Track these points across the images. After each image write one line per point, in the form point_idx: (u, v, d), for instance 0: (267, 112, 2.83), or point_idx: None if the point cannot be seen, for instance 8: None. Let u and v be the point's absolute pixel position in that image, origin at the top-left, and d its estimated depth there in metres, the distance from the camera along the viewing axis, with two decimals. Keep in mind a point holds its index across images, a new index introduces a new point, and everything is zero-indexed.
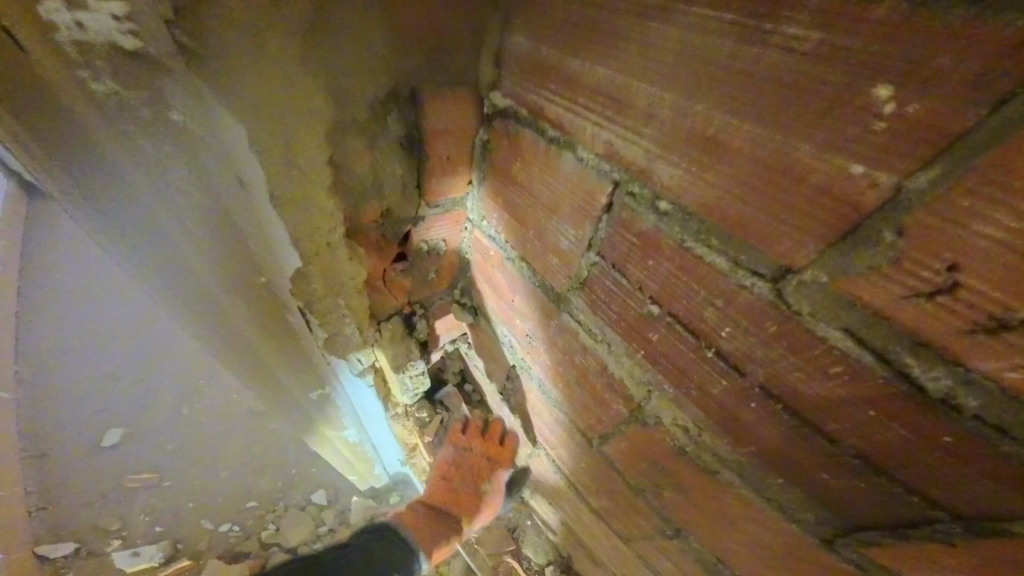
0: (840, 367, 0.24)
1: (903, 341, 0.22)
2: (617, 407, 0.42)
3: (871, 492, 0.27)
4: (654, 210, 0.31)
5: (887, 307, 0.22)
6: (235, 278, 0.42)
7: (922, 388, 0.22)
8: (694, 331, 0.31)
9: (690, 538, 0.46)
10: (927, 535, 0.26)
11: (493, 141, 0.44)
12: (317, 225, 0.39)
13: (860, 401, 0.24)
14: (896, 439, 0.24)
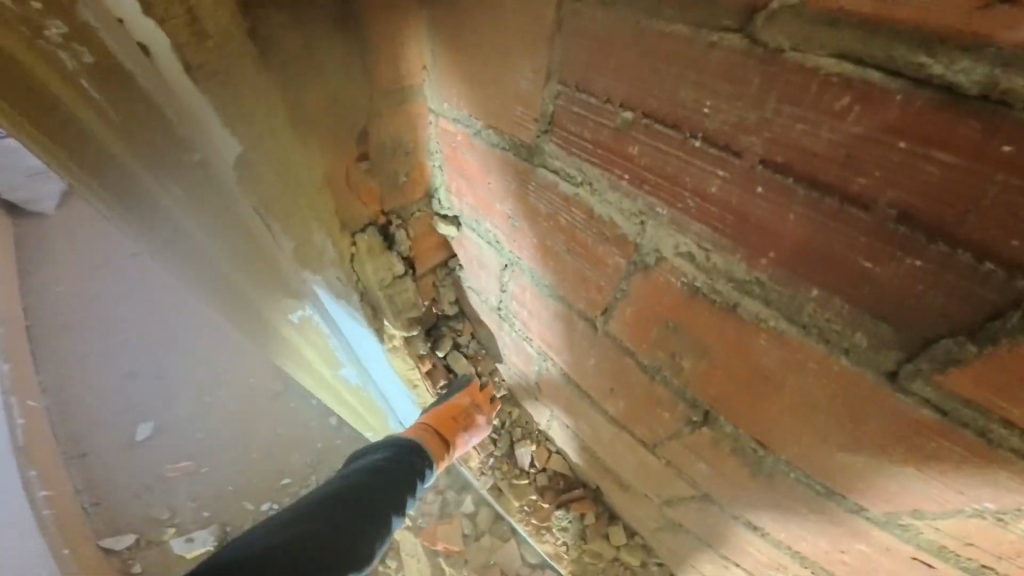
0: (848, 96, 0.20)
1: (909, 44, 0.18)
2: (615, 260, 0.37)
3: (934, 273, 0.21)
4: (602, 2, 0.27)
5: (876, 11, 0.18)
6: (138, 192, 0.39)
7: (951, 88, 0.18)
8: (674, 123, 0.26)
9: (721, 420, 0.40)
10: (1018, 329, 0.20)
11: (436, 12, 0.40)
12: (251, 107, 0.38)
13: (885, 133, 0.20)
14: (937, 180, 0.19)
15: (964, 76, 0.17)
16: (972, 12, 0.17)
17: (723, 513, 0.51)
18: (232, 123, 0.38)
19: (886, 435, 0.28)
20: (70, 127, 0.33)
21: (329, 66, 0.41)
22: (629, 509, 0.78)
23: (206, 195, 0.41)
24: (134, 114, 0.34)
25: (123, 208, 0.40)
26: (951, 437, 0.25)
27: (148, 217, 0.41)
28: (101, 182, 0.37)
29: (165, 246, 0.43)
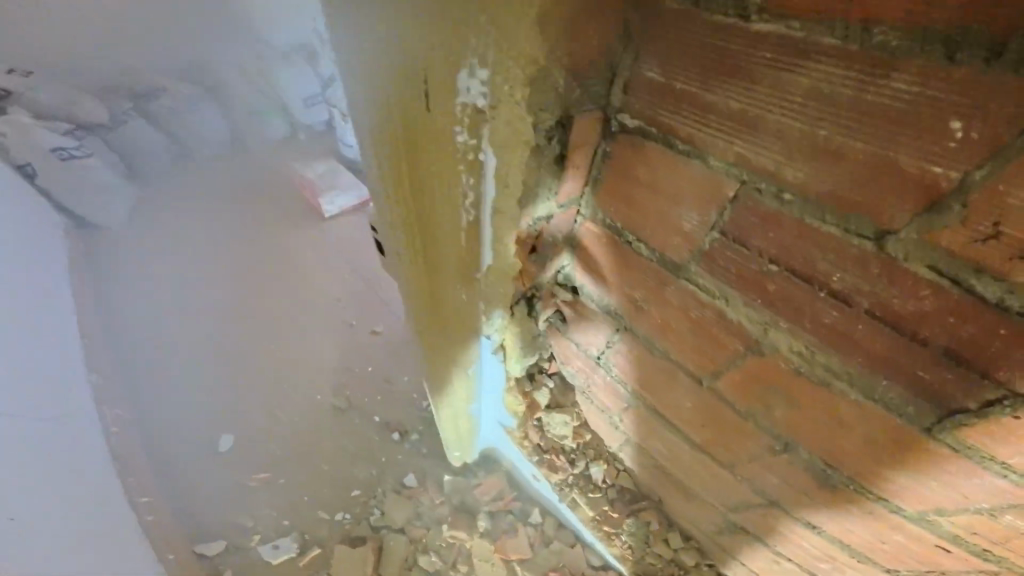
0: (926, 291, 0.38)
1: (969, 267, 0.36)
2: (733, 345, 0.56)
3: (957, 382, 0.40)
4: (778, 198, 0.43)
5: (955, 248, 0.35)
6: (430, 240, 0.67)
7: (983, 297, 0.36)
8: (808, 278, 0.44)
9: (800, 448, 0.58)
10: (1000, 410, 0.39)
11: (615, 151, 0.55)
12: (510, 192, 0.60)
13: (943, 312, 0.38)
14: (969, 335, 0.38)
15: (989, 293, 0.35)
16: (1005, 259, 0.34)
17: (788, 516, 0.68)
18: (498, 196, 0.61)
19: (919, 460, 0.47)
20: (425, 196, 0.62)
21: (540, 181, 0.59)
22: (685, 512, 0.92)
23: (457, 257, 0.69)
24: (450, 207, 0.63)
25: (415, 244, 0.68)
26: (961, 465, 0.44)
27: (423, 251, 0.69)
28: (414, 229, 0.66)
29: (421, 269, 0.72)
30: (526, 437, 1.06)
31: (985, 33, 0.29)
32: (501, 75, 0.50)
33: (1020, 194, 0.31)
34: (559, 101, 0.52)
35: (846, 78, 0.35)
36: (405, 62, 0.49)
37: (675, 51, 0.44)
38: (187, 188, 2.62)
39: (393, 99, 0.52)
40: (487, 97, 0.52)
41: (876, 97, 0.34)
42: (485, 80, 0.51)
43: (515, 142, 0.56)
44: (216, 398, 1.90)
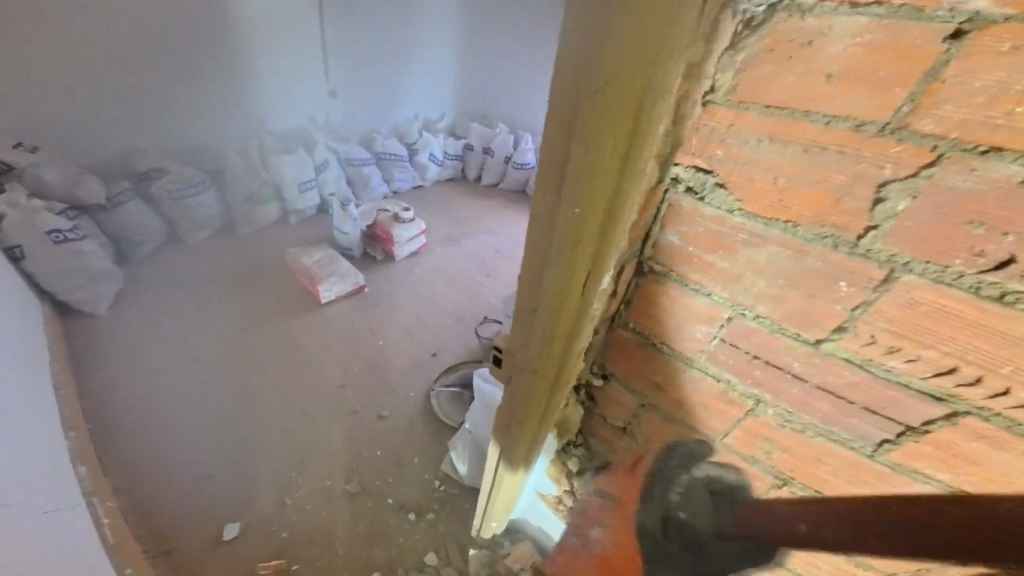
0: (844, 369, 0.66)
1: (863, 358, 0.64)
2: (734, 411, 0.82)
3: (875, 422, 0.67)
4: (755, 319, 0.71)
5: (856, 348, 0.64)
6: (549, 368, 0.87)
7: (879, 375, 0.64)
8: (776, 365, 0.72)
9: (795, 483, 0.81)
10: (909, 437, 0.65)
11: (643, 284, 0.82)
12: (607, 296, 0.80)
13: (859, 382, 0.66)
14: (874, 394, 0.65)
15: (879, 373, 0.64)
16: (879, 352, 0.63)
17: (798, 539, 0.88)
18: (603, 299, 0.80)
19: (872, 479, 0.71)
20: (557, 339, 0.82)
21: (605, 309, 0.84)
22: None
23: (564, 378, 0.90)
24: (574, 347, 0.84)
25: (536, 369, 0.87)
26: (898, 477, 0.69)
27: (541, 375, 0.88)
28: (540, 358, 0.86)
29: (534, 388, 0.90)
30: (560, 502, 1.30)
31: (848, 237, 0.60)
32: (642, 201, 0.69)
33: (877, 320, 0.61)
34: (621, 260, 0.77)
35: (786, 255, 0.65)
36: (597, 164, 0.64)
37: (687, 232, 0.73)
38: (185, 280, 2.88)
39: (558, 281, 0.76)
40: (631, 215, 0.69)
41: (799, 267, 0.65)
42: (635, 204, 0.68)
43: (616, 270, 0.77)
44: (218, 488, 1.92)
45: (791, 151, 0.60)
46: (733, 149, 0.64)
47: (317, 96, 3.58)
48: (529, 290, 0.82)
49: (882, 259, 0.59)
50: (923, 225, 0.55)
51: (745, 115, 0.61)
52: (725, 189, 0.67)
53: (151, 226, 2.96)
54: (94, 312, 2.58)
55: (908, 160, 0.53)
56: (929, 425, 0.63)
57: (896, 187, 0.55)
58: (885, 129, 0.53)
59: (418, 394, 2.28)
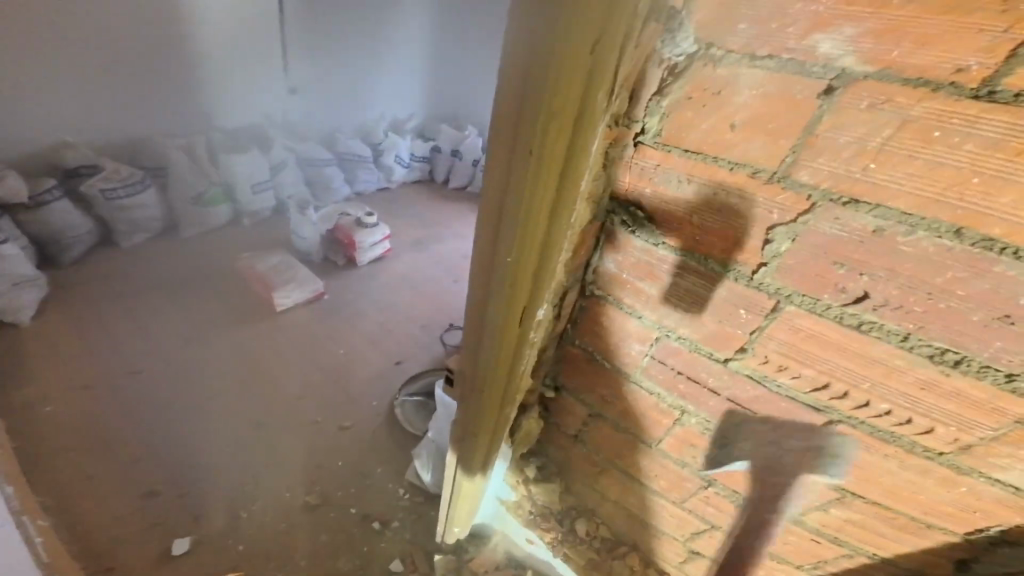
0: (750, 384, 0.76)
1: (761, 374, 0.74)
2: (666, 420, 0.91)
3: (773, 430, 0.78)
4: (678, 338, 0.81)
5: (754, 365, 0.74)
6: (496, 389, 0.93)
7: (773, 388, 0.74)
8: (697, 379, 0.82)
9: (717, 482, 0.92)
10: (799, 441, 0.76)
11: (587, 305, 0.90)
12: (548, 316, 0.88)
13: (763, 396, 0.76)
14: (774, 406, 0.76)
15: (773, 387, 0.74)
16: (772, 368, 0.73)
17: (722, 533, 1.00)
18: (544, 318, 0.87)
19: (778, 477, 0.83)
20: (502, 361, 0.89)
21: (545, 329, 0.91)
22: (652, 546, 1.18)
23: (511, 397, 0.96)
24: (518, 368, 0.91)
25: (484, 388, 0.94)
26: (798, 477, 0.81)
27: (489, 394, 0.94)
28: (488, 379, 0.93)
29: (483, 406, 0.97)
30: (521, 512, 1.37)
31: (746, 270, 0.70)
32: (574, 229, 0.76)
33: (770, 342, 0.71)
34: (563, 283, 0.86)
35: (701, 283, 0.75)
36: (534, 194, 0.70)
37: (622, 261, 0.82)
38: (125, 287, 2.74)
39: (501, 309, 0.82)
40: (564, 246, 0.77)
41: (712, 295, 0.74)
42: (568, 234, 0.76)
43: (554, 291, 0.85)
44: (165, 503, 1.87)
45: (703, 192, 0.71)
46: (661, 188, 0.74)
47: (273, 93, 3.48)
48: (475, 315, 0.88)
49: (771, 291, 0.69)
50: (804, 264, 0.65)
51: (669, 156, 0.72)
52: (653, 223, 0.77)
53: (81, 229, 2.80)
54: (19, 322, 2.42)
55: (792, 207, 0.64)
56: (812, 432, 0.74)
57: (780, 231, 0.66)
58: (773, 176, 0.64)
59: (382, 401, 2.30)
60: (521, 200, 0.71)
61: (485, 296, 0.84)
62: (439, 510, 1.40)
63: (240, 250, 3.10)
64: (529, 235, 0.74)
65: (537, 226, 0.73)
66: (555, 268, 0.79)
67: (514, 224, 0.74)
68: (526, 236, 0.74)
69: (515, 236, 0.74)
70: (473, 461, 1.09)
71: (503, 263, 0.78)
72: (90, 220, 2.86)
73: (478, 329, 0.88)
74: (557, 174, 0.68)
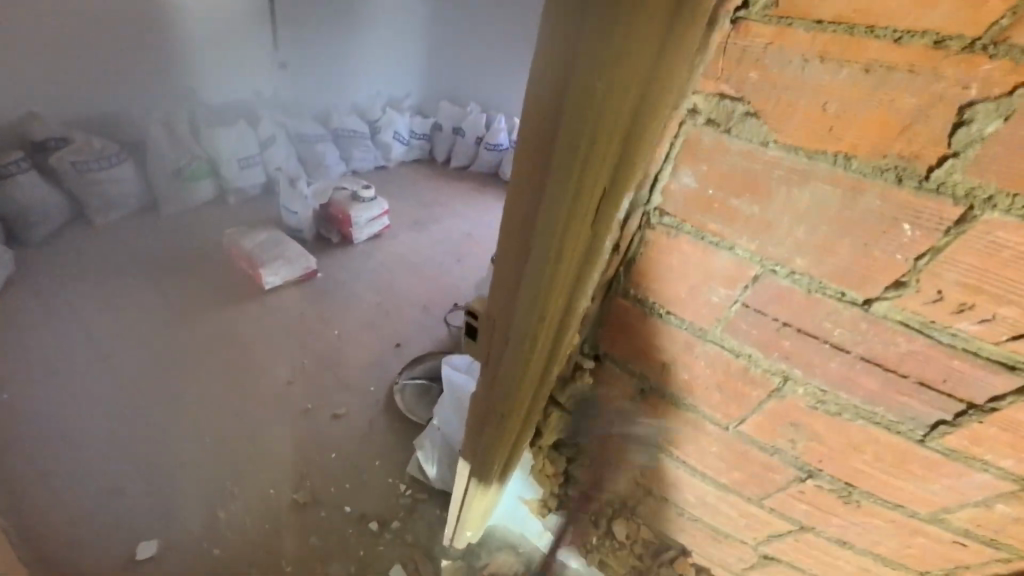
0: (899, 336, 0.55)
1: (923, 321, 0.53)
2: (756, 393, 0.69)
3: (931, 401, 0.56)
4: (788, 276, 0.59)
5: (917, 309, 0.53)
6: (541, 349, 0.72)
7: (943, 342, 0.53)
8: (814, 334, 0.60)
9: (823, 474, 0.70)
10: (969, 417, 0.55)
11: (651, 239, 0.67)
12: (613, 246, 0.67)
13: (918, 353, 0.54)
14: (935, 368, 0.54)
15: (944, 340, 0.52)
16: (948, 312, 0.51)
17: (817, 537, 0.79)
18: (608, 247, 0.66)
19: (918, 467, 0.62)
20: (553, 308, 0.67)
21: (607, 268, 0.70)
22: (711, 552, 0.98)
23: (558, 357, 0.75)
24: (570, 316, 0.70)
25: (523, 351, 0.72)
26: (952, 466, 0.59)
27: (530, 359, 0.73)
28: (529, 338, 0.71)
29: (520, 374, 0.75)
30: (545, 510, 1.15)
31: (917, 169, 0.48)
32: (661, 112, 0.55)
33: (948, 271, 0.50)
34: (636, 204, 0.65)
35: (839, 189, 0.53)
36: (614, 57, 0.47)
37: (714, 169, 0.59)
38: (95, 266, 2.49)
39: (554, 235, 0.61)
40: (648, 134, 0.56)
41: (856, 207, 0.52)
42: (655, 115, 0.54)
43: (624, 212, 0.64)
44: (134, 505, 1.64)
45: (849, 73, 0.48)
46: (770, 70, 0.51)
47: (262, 66, 3.21)
48: (515, 245, 0.66)
49: (957, 195, 0.47)
50: (1014, 152, 0.44)
51: (790, 33, 0.49)
52: (757, 118, 0.54)
53: (49, 204, 2.54)
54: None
55: (1000, 80, 0.42)
56: (997, 403, 0.53)
57: (984, 108, 0.44)
58: (975, 44, 0.42)
59: (380, 388, 2.07)
60: (593, 68, 0.48)
61: (530, 222, 0.63)
62: (447, 509, 1.16)
63: (224, 227, 2.86)
64: (603, 123, 0.52)
65: (616, 110, 0.51)
66: (631, 171, 0.58)
67: (581, 108, 0.51)
68: (598, 125, 0.52)
69: (581, 125, 0.52)
70: (500, 446, 0.88)
71: (570, 159, 0.55)
72: (59, 195, 2.59)
73: (519, 270, 0.67)
74: (652, 22, 0.46)
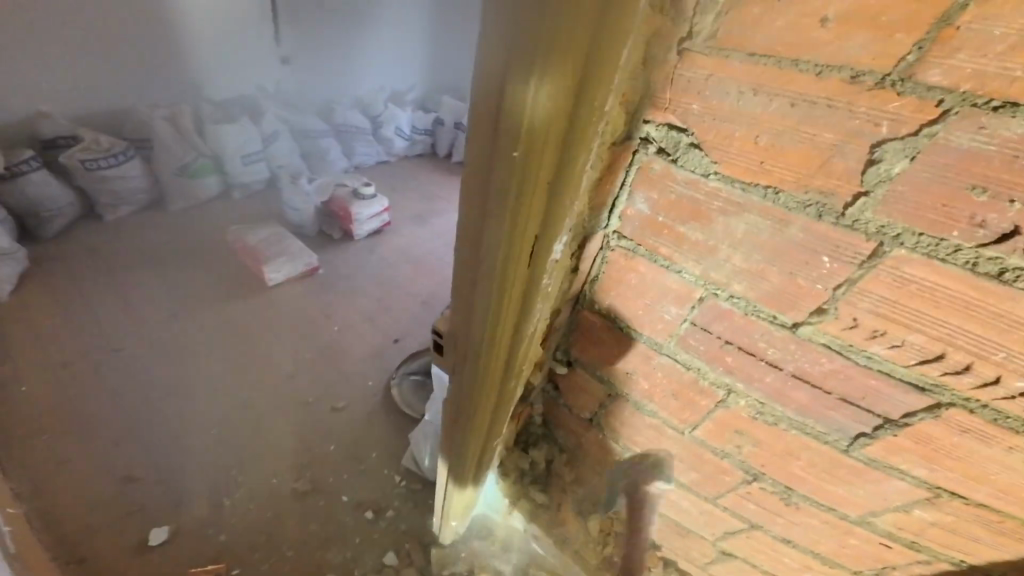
0: (824, 357, 0.60)
1: (843, 344, 0.58)
2: (706, 402, 0.74)
3: (856, 415, 0.61)
4: (727, 298, 0.64)
5: (838, 334, 0.58)
6: (499, 357, 0.77)
7: (861, 363, 0.58)
8: (752, 351, 0.65)
9: (766, 477, 0.76)
10: (887, 430, 0.60)
11: (611, 258, 0.73)
12: (564, 265, 0.72)
13: (841, 371, 0.60)
14: (857, 386, 0.59)
15: (862, 361, 0.58)
16: (864, 337, 0.56)
17: (765, 533, 0.85)
18: (557, 268, 0.70)
19: (846, 473, 0.67)
20: (508, 312, 0.71)
21: (562, 283, 0.75)
22: (675, 544, 1.04)
23: (517, 362, 0.79)
24: (523, 332, 0.75)
25: (483, 352, 0.76)
26: (875, 473, 0.65)
27: (489, 363, 0.78)
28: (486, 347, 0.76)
29: (481, 373, 0.79)
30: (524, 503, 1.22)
31: (836, 204, 0.53)
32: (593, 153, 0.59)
33: (863, 300, 0.55)
34: (586, 227, 0.70)
35: (768, 222, 0.58)
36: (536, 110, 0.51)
37: (666, 199, 0.65)
38: (107, 260, 2.58)
39: (500, 264, 0.66)
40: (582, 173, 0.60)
41: (785, 240, 0.57)
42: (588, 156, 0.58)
43: (573, 236, 0.69)
44: (146, 491, 1.74)
45: (777, 105, 0.52)
46: (712, 101, 0.56)
47: (265, 62, 3.25)
48: (469, 253, 0.69)
49: (869, 231, 0.52)
50: (919, 193, 0.48)
51: (727, 64, 0.53)
52: (700, 149, 0.59)
53: (62, 201, 2.63)
54: None
55: (910, 117, 0.46)
56: (910, 418, 0.58)
57: (894, 146, 0.48)
58: (884, 82, 0.46)
59: (377, 380, 2.15)
60: (517, 119, 0.53)
61: (479, 250, 0.67)
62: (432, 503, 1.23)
63: (230, 222, 2.94)
64: (533, 167, 0.56)
65: (544, 155, 0.55)
66: (570, 203, 0.62)
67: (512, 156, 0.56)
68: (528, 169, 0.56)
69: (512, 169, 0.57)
70: (470, 449, 0.93)
71: (508, 172, 0.57)
72: (71, 191, 2.68)
73: (473, 293, 0.72)
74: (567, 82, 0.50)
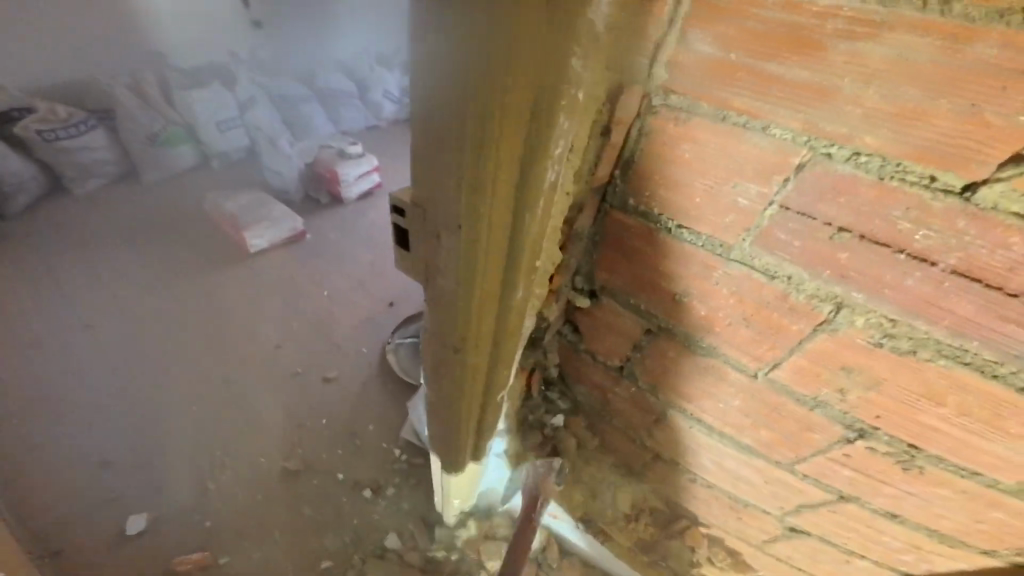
0: (1016, 237, 0.39)
1: None
2: (798, 327, 0.53)
3: None
4: (849, 160, 0.43)
5: None
6: (491, 288, 0.54)
7: None
8: (887, 242, 0.44)
9: (881, 432, 0.56)
10: None
11: (653, 126, 0.51)
12: (581, 133, 0.49)
13: None
14: None
15: None
16: None
17: (862, 510, 0.65)
18: (574, 137, 0.48)
19: (1012, 421, 0.47)
20: (501, 196, 0.46)
21: (579, 165, 0.52)
22: (728, 522, 0.86)
23: (519, 277, 0.55)
24: (523, 248, 0.52)
25: (466, 286, 0.53)
26: None
27: (478, 300, 0.55)
28: (467, 278, 0.52)
29: (469, 302, 0.55)
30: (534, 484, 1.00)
31: None
32: None
33: None
34: (618, 72, 0.47)
35: (928, 26, 0.36)
36: None
37: (745, 23, 0.42)
38: (77, 237, 2.39)
39: (477, 139, 0.41)
40: None
41: (963, 47, 0.35)
42: None
43: (596, 84, 0.45)
44: (122, 478, 1.59)
45: None
46: None
47: (233, 26, 2.94)
48: (425, 86, 0.41)
49: None
50: None
51: None
52: None
53: (24, 174, 2.42)
54: None
55: None
56: None
57: None
58: None
59: (372, 349, 1.96)
60: None
61: (442, 119, 0.42)
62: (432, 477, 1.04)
63: (209, 191, 2.72)
64: None
65: None
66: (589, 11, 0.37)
67: None
68: None
69: None
70: (466, 413, 0.72)
71: None
72: (33, 165, 2.47)
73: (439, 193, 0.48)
74: None
